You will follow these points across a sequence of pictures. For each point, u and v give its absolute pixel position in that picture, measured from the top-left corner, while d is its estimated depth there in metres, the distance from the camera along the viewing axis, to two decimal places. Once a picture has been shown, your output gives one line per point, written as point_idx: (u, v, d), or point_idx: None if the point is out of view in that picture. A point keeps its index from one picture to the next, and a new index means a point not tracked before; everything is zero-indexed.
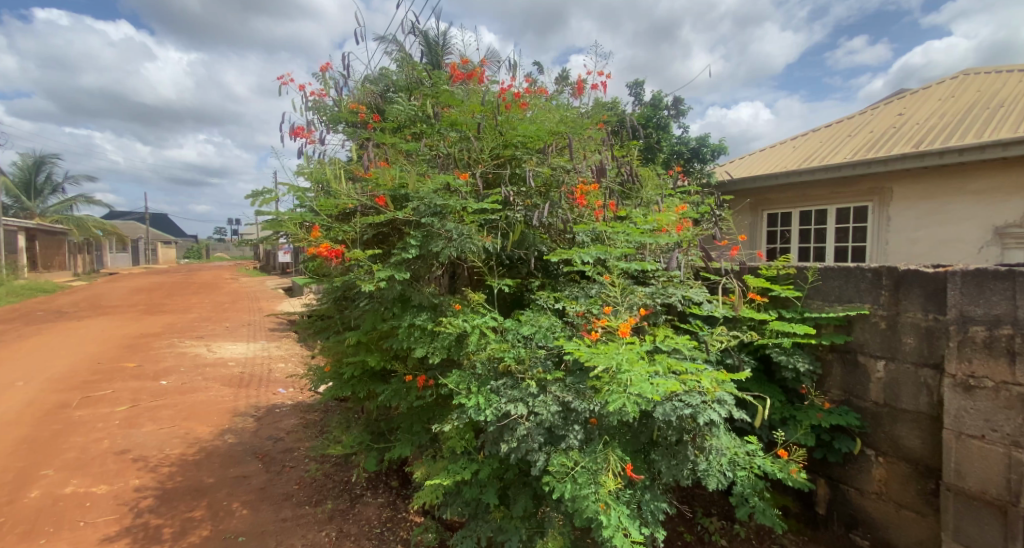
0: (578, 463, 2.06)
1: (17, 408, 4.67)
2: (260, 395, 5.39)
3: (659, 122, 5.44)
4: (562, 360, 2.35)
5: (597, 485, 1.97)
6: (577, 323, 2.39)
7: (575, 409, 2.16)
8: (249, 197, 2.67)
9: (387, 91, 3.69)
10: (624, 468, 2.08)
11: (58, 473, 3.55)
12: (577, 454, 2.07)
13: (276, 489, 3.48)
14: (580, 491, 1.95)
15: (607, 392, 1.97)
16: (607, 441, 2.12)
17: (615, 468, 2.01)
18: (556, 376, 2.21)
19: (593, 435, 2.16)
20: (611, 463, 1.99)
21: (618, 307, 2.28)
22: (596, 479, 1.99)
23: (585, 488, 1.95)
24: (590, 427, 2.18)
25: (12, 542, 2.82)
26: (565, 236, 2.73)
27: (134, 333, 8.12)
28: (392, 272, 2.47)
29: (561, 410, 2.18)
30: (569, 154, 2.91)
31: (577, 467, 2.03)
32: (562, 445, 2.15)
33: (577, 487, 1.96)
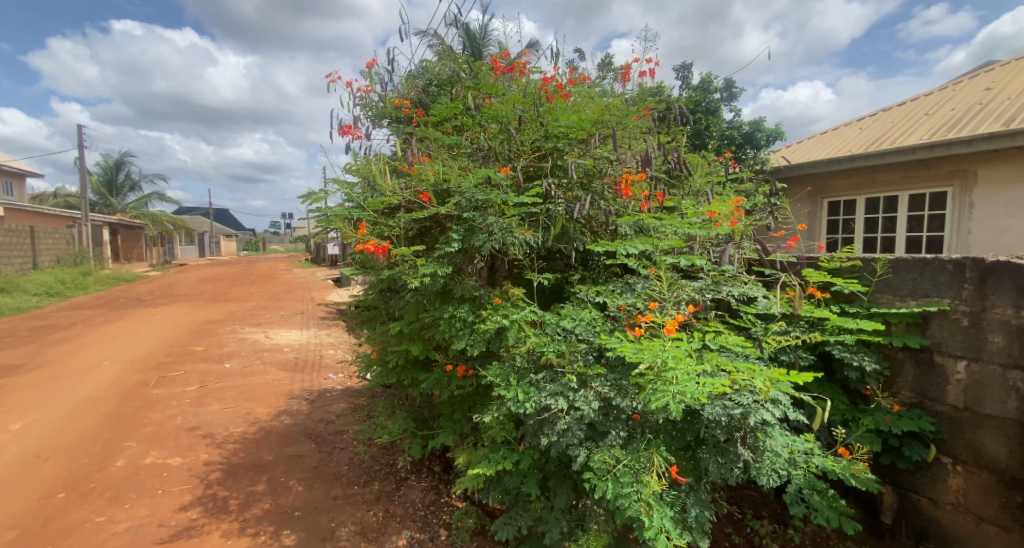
0: (620, 461, 2.02)
1: (104, 385, 5.13)
2: (312, 379, 5.65)
3: (709, 106, 5.20)
4: (603, 353, 2.31)
5: (639, 485, 1.93)
6: (618, 318, 2.33)
7: (618, 405, 2.12)
8: (303, 197, 2.80)
9: (429, 85, 3.72)
10: (669, 469, 2.01)
11: (139, 445, 3.87)
12: (619, 451, 2.04)
13: (327, 469, 3.64)
14: (622, 491, 1.92)
15: (650, 389, 1.91)
16: (651, 439, 2.07)
17: (659, 469, 1.96)
18: (598, 371, 2.18)
19: (635, 432, 2.12)
20: (655, 462, 1.95)
21: (663, 302, 2.20)
22: (639, 477, 1.95)
23: (627, 487, 1.92)
24: (632, 423, 2.14)
25: (101, 506, 3.09)
26: (608, 228, 2.65)
27: (200, 320, 8.72)
28: (435, 267, 2.50)
29: (603, 406, 2.15)
30: (613, 144, 2.83)
31: (619, 466, 1.99)
32: (603, 441, 2.12)
33: (618, 485, 1.93)
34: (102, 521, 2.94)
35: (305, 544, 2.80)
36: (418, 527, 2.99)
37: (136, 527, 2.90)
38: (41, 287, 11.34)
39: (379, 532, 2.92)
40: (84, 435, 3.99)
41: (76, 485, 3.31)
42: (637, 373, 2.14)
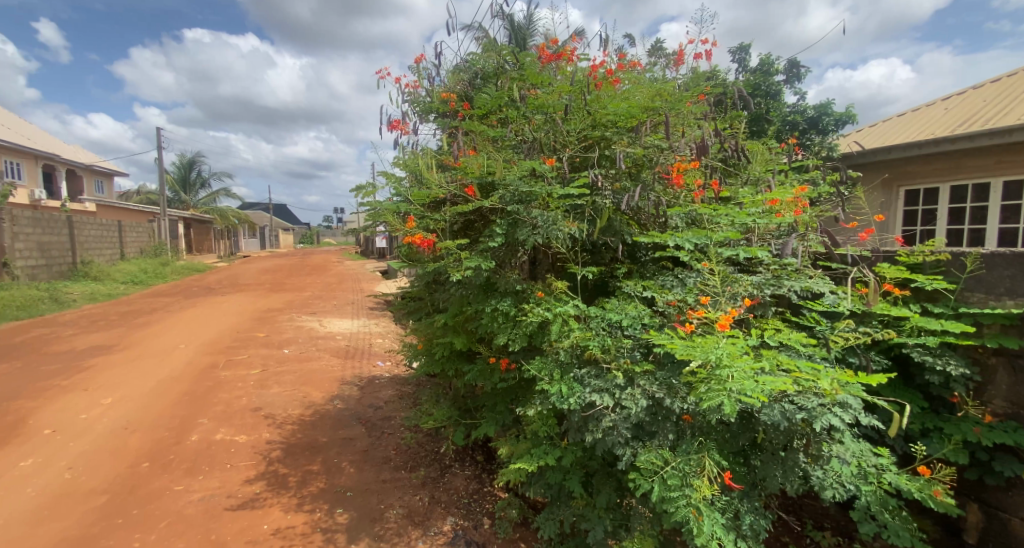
0: (668, 463, 1.94)
1: (180, 366, 5.54)
2: (362, 366, 5.86)
3: (770, 89, 4.88)
4: (651, 350, 2.23)
5: (689, 489, 1.84)
6: (668, 313, 2.23)
7: (667, 405, 2.03)
8: (353, 190, 2.87)
9: (475, 78, 3.71)
10: (721, 475, 1.91)
11: (210, 422, 4.14)
12: (667, 452, 1.96)
13: (376, 452, 3.76)
14: (670, 495, 1.85)
15: (702, 388, 1.81)
16: (702, 441, 1.97)
17: (711, 473, 1.85)
18: (645, 368, 2.10)
19: (685, 434, 2.03)
20: (706, 466, 1.85)
21: (718, 297, 2.08)
22: (688, 481, 1.87)
23: (676, 491, 1.85)
24: (682, 424, 2.05)
25: (179, 476, 3.32)
26: (658, 220, 2.54)
27: (261, 308, 9.25)
28: (478, 261, 2.49)
29: (650, 405, 2.08)
30: (665, 132, 2.70)
31: (667, 468, 1.92)
32: (651, 441, 2.05)
33: (667, 489, 1.86)
34: (179, 489, 3.16)
35: (356, 523, 2.90)
36: (462, 514, 3.03)
37: (208, 497, 3.09)
38: (126, 276, 12.41)
39: (424, 517, 2.98)
40: (162, 411, 4.31)
41: (157, 455, 3.57)
42: (689, 370, 2.04)
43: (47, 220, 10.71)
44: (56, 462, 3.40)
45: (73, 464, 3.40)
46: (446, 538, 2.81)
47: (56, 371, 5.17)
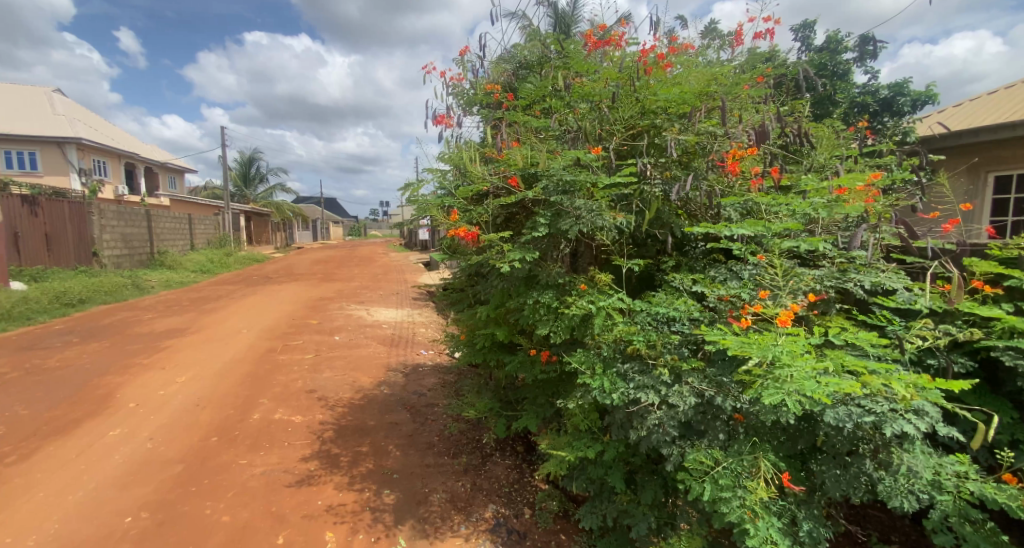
0: (719, 463, 1.86)
1: (243, 349, 5.88)
2: (407, 354, 6.00)
3: (837, 68, 4.52)
4: (700, 346, 2.13)
5: (742, 491, 1.76)
6: (720, 309, 2.12)
7: (718, 404, 1.94)
8: (401, 189, 2.91)
9: (519, 69, 3.65)
10: (778, 478, 1.80)
11: (269, 402, 4.37)
12: (718, 452, 1.88)
13: (421, 438, 3.83)
14: (722, 496, 1.77)
15: (758, 387, 1.71)
16: (756, 442, 1.87)
17: (767, 475, 1.76)
18: (694, 366, 2.01)
19: (737, 434, 1.93)
20: (762, 468, 1.75)
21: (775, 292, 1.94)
22: (741, 482, 1.79)
23: (728, 492, 1.77)
24: (733, 424, 1.94)
25: (243, 450, 3.52)
26: (709, 211, 2.41)
27: (314, 297, 9.66)
28: (521, 253, 2.46)
29: (699, 403, 1.99)
30: (720, 117, 2.56)
31: (719, 468, 1.83)
32: (699, 440, 1.97)
33: (718, 489, 1.79)
34: (243, 463, 3.34)
35: (401, 505, 2.97)
36: (503, 503, 3.04)
37: (269, 472, 3.26)
38: (195, 264, 13.30)
39: (467, 503, 3.01)
40: (227, 390, 4.58)
41: (224, 430, 3.79)
42: (743, 368, 1.93)
43: (129, 213, 11.63)
44: (139, 433, 3.66)
45: (153, 435, 3.64)
46: (488, 525, 2.83)
47: (137, 351, 5.60)
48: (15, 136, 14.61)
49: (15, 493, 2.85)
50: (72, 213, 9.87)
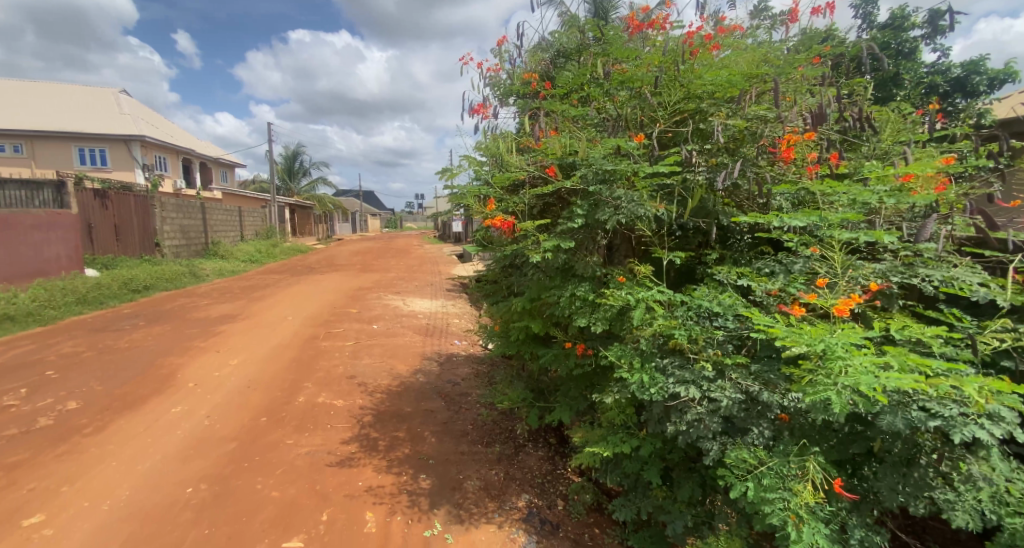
0: (763, 463, 1.78)
1: (289, 335, 6.12)
2: (442, 344, 6.09)
3: (902, 47, 4.20)
4: (745, 342, 2.03)
5: (789, 492, 1.67)
6: (768, 304, 2.01)
7: (764, 402, 1.85)
8: (441, 173, 2.91)
9: (557, 56, 3.58)
10: (828, 482, 1.70)
11: (313, 386, 4.53)
12: (762, 451, 1.79)
13: (455, 425, 3.88)
14: (767, 497, 1.69)
15: (809, 385, 1.62)
16: (806, 443, 1.77)
17: (816, 478, 1.66)
18: (739, 361, 1.92)
19: (784, 434, 1.83)
20: (811, 471, 1.66)
21: (834, 281, 1.84)
22: (787, 484, 1.70)
23: (773, 493, 1.69)
24: (779, 424, 1.85)
25: (289, 431, 3.67)
26: (758, 201, 2.29)
27: (353, 287, 9.94)
28: (558, 243, 2.42)
29: (743, 400, 1.90)
30: (772, 101, 2.45)
31: (762, 468, 1.75)
32: (742, 439, 1.89)
33: (762, 489, 1.71)
34: (290, 443, 3.48)
35: (437, 490, 3.02)
36: (536, 493, 3.04)
37: (313, 452, 3.38)
38: (246, 254, 13.95)
39: (501, 491, 3.03)
40: (275, 373, 4.78)
41: (272, 411, 3.95)
42: (792, 365, 1.83)
43: (186, 206, 12.30)
44: (198, 411, 3.87)
45: (209, 414, 3.85)
46: (521, 514, 2.83)
47: (194, 335, 5.93)
48: (86, 133, 15.69)
49: (90, 461, 3.07)
50: (139, 206, 10.49)
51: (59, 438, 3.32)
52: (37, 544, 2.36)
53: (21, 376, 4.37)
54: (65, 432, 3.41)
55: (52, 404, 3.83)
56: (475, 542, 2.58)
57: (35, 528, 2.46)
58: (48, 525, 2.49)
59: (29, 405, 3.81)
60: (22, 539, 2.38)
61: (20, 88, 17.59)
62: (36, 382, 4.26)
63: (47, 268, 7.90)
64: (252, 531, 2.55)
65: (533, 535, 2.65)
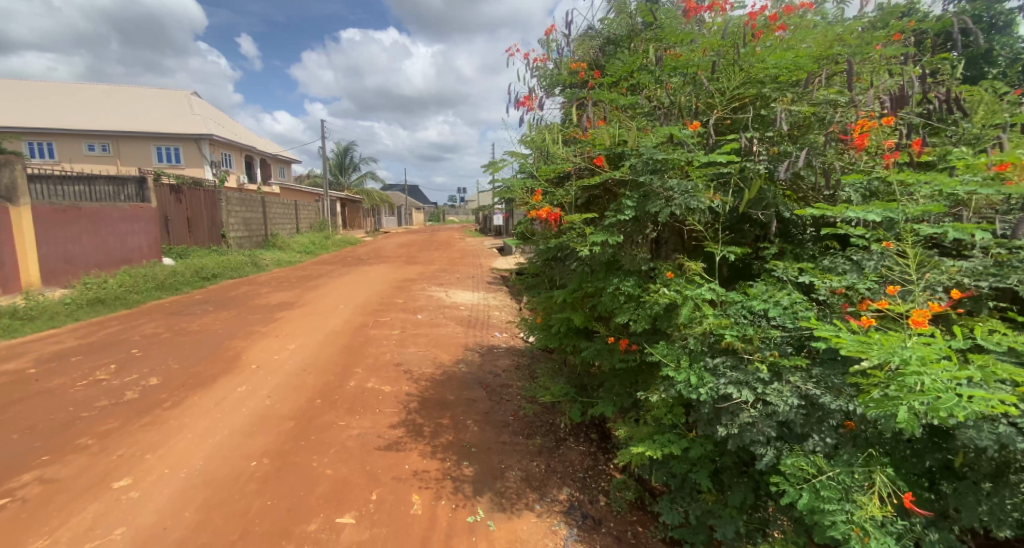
0: (823, 472, 1.70)
1: (340, 323, 6.40)
2: (483, 335, 6.18)
3: (995, 20, 3.80)
4: (806, 343, 1.93)
5: (853, 505, 1.59)
6: (832, 304, 1.91)
7: (825, 407, 1.75)
8: (486, 167, 2.94)
9: (606, 45, 3.45)
10: (899, 498, 1.59)
11: (363, 372, 4.72)
12: (822, 459, 1.70)
13: (497, 416, 3.93)
14: (827, 508, 1.61)
15: (879, 394, 1.52)
16: (873, 454, 1.66)
17: (885, 492, 1.56)
18: (799, 364, 1.83)
19: (848, 442, 1.73)
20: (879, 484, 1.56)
21: (908, 286, 1.72)
22: (850, 497, 1.62)
23: (833, 504, 1.61)
24: (843, 432, 1.75)
25: (341, 413, 3.85)
26: (826, 192, 2.17)
27: (399, 278, 10.24)
28: (604, 236, 2.39)
29: (802, 405, 1.81)
30: (845, 84, 2.29)
31: (823, 478, 1.67)
32: (800, 446, 1.81)
33: (820, 499, 1.63)
34: (342, 424, 3.65)
35: (479, 477, 3.08)
36: (578, 487, 3.03)
37: (363, 434, 3.54)
38: (301, 246, 14.68)
39: (542, 483, 3.05)
40: (328, 358, 5.03)
41: (326, 394, 4.16)
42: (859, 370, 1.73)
43: (249, 199, 13.08)
44: (260, 391, 4.13)
45: (271, 394, 4.10)
46: (562, 506, 2.84)
47: (256, 320, 6.32)
48: (163, 133, 16.96)
49: (168, 432, 3.35)
50: (207, 200, 11.26)
51: (142, 410, 3.65)
52: (126, 504, 2.61)
53: (110, 354, 4.83)
54: (147, 405, 3.75)
55: (137, 379, 4.21)
56: (517, 531, 2.61)
57: (123, 490, 2.72)
58: (134, 488, 2.74)
59: (117, 379, 4.21)
60: (113, 499, 2.65)
61: (108, 92, 19.26)
62: (124, 359, 4.71)
63: (130, 257, 8.66)
64: (309, 505, 2.71)
65: (574, 528, 2.65)
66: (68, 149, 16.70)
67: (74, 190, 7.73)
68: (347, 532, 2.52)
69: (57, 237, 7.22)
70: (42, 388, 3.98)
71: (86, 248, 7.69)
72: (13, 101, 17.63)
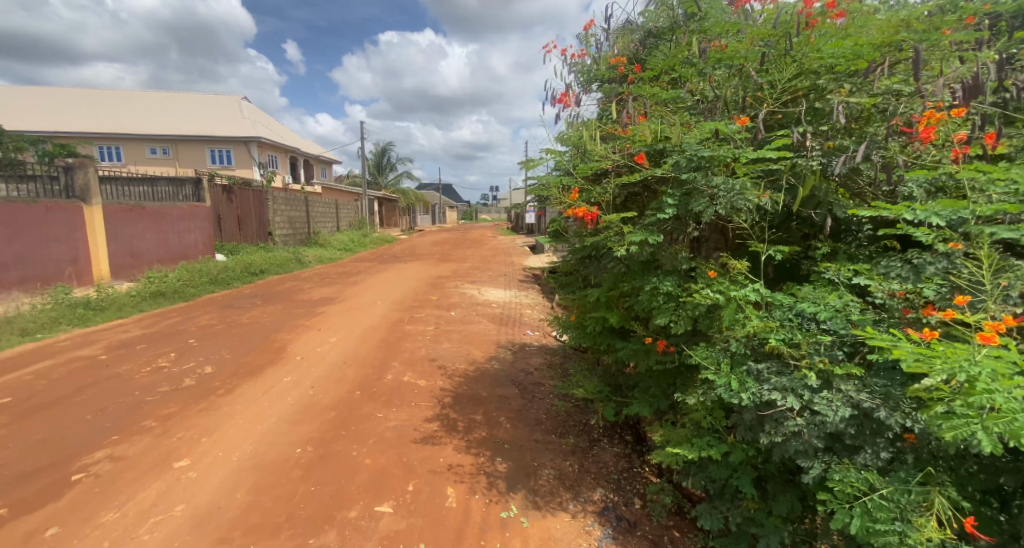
0: (875, 489, 1.63)
1: (378, 318, 6.59)
2: (516, 333, 6.21)
3: None
4: (859, 350, 1.85)
5: (909, 526, 1.51)
6: (891, 309, 1.83)
7: (880, 419, 1.67)
8: (522, 165, 2.95)
9: (647, 37, 3.38)
10: (961, 521, 1.50)
11: (399, 366, 4.85)
12: (874, 476, 1.64)
13: (530, 413, 3.94)
14: (878, 529, 1.55)
15: (942, 410, 1.45)
16: (932, 472, 1.60)
17: (946, 514, 1.48)
18: (851, 373, 1.76)
19: (905, 457, 1.65)
20: (937, 505, 1.48)
21: (979, 296, 1.59)
22: (905, 516, 1.53)
23: (886, 524, 1.54)
24: (902, 444, 1.65)
25: (379, 405, 3.97)
26: (887, 189, 2.07)
27: (434, 275, 10.41)
28: (645, 235, 2.35)
29: (854, 415, 1.74)
30: (910, 71, 2.20)
31: (875, 495, 1.60)
32: (850, 458, 1.74)
33: (872, 520, 1.57)
34: (380, 416, 3.77)
35: (513, 474, 3.10)
36: (612, 489, 3.00)
37: (401, 426, 3.63)
38: (341, 244, 15.16)
39: (575, 482, 3.03)
40: (366, 352, 5.19)
41: (365, 386, 4.30)
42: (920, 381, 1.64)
43: (293, 199, 13.63)
44: (304, 381, 4.32)
45: (314, 385, 4.27)
46: (596, 507, 2.82)
47: (300, 314, 6.60)
48: (215, 136, 17.91)
49: (221, 418, 3.55)
50: (256, 199, 11.82)
51: (198, 397, 3.88)
52: (185, 483, 2.79)
53: (170, 343, 5.16)
54: (202, 392, 3.98)
55: (193, 368, 4.48)
56: (550, 529, 2.62)
57: (182, 470, 2.91)
58: (192, 469, 2.93)
59: (176, 366, 4.50)
60: (174, 478, 2.83)
61: (167, 99, 20.50)
62: (181, 348, 5.02)
63: (187, 253, 9.22)
64: (350, 492, 2.81)
65: (609, 530, 2.63)
66: (132, 152, 17.91)
67: (138, 190, 8.26)
68: (385, 520, 2.60)
69: (123, 234, 7.76)
70: (111, 373, 4.31)
71: (148, 244, 8.23)
72: (85, 108, 19.04)
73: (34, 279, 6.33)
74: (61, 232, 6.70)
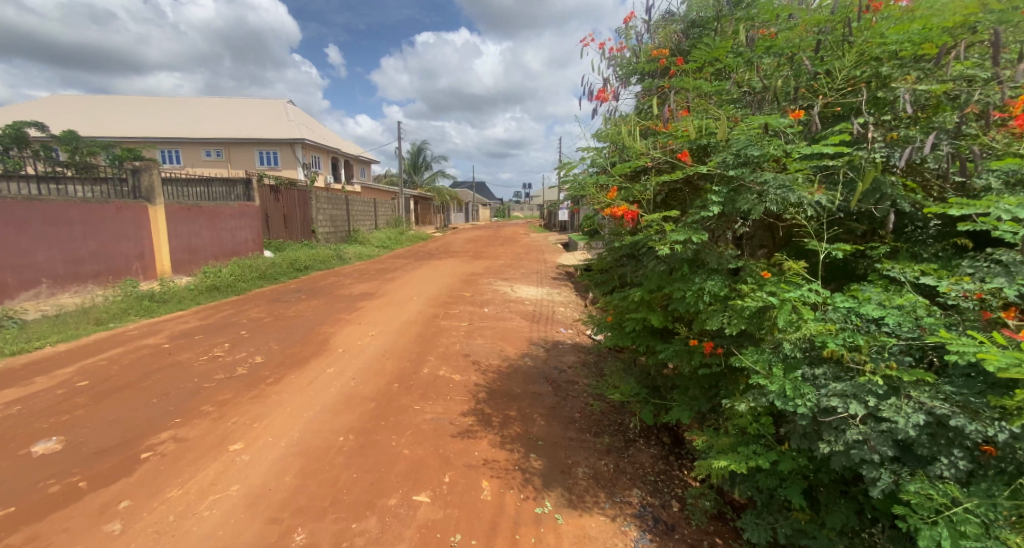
0: (955, 502, 1.56)
1: (414, 313, 6.75)
2: (549, 330, 6.23)
3: None
4: (928, 355, 1.78)
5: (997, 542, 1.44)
6: (965, 311, 1.76)
7: (959, 429, 1.60)
8: (558, 164, 2.96)
9: (690, 28, 3.32)
10: None
11: (435, 360, 4.97)
12: (954, 489, 1.57)
13: (563, 411, 3.95)
14: (967, 546, 1.46)
15: None
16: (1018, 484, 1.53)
17: None
18: (923, 379, 1.68)
19: (987, 468, 1.58)
20: None
21: None
22: (992, 532, 1.46)
23: (974, 541, 1.46)
24: (980, 456, 1.59)
25: (416, 397, 4.08)
26: (958, 183, 1.98)
27: (468, 272, 10.56)
28: (689, 234, 2.30)
29: (925, 424, 1.67)
30: (985, 55, 2.08)
31: (956, 509, 1.53)
32: (923, 470, 1.67)
33: (956, 536, 1.49)
34: (417, 408, 3.88)
35: (548, 471, 3.13)
36: (648, 490, 2.98)
37: (437, 419, 3.73)
38: (379, 241, 15.59)
39: (610, 482, 3.03)
40: (404, 345, 5.34)
41: (403, 379, 4.43)
42: (1003, 388, 1.57)
43: (334, 198, 14.12)
44: (346, 373, 4.49)
45: (355, 376, 4.44)
46: (632, 508, 2.81)
47: (342, 308, 6.86)
48: (263, 138, 18.76)
49: (271, 405, 3.75)
50: (300, 198, 12.32)
51: (250, 385, 4.11)
52: (239, 465, 2.97)
53: (224, 333, 5.49)
54: (254, 380, 4.21)
55: (245, 357, 4.75)
56: (585, 527, 2.63)
57: (237, 453, 3.10)
58: (245, 452, 3.11)
59: (230, 356, 4.78)
60: (229, 460, 3.02)
61: (219, 104, 21.61)
62: (234, 338, 5.32)
63: (238, 249, 9.74)
64: (389, 481, 2.92)
65: (646, 531, 2.62)
66: (188, 155, 19.02)
67: (195, 191, 8.78)
68: (423, 510, 2.68)
69: (182, 232, 8.26)
70: (173, 360, 4.63)
71: (205, 241, 8.74)
72: (147, 114, 20.36)
73: (106, 272, 6.86)
74: (128, 230, 7.21)
